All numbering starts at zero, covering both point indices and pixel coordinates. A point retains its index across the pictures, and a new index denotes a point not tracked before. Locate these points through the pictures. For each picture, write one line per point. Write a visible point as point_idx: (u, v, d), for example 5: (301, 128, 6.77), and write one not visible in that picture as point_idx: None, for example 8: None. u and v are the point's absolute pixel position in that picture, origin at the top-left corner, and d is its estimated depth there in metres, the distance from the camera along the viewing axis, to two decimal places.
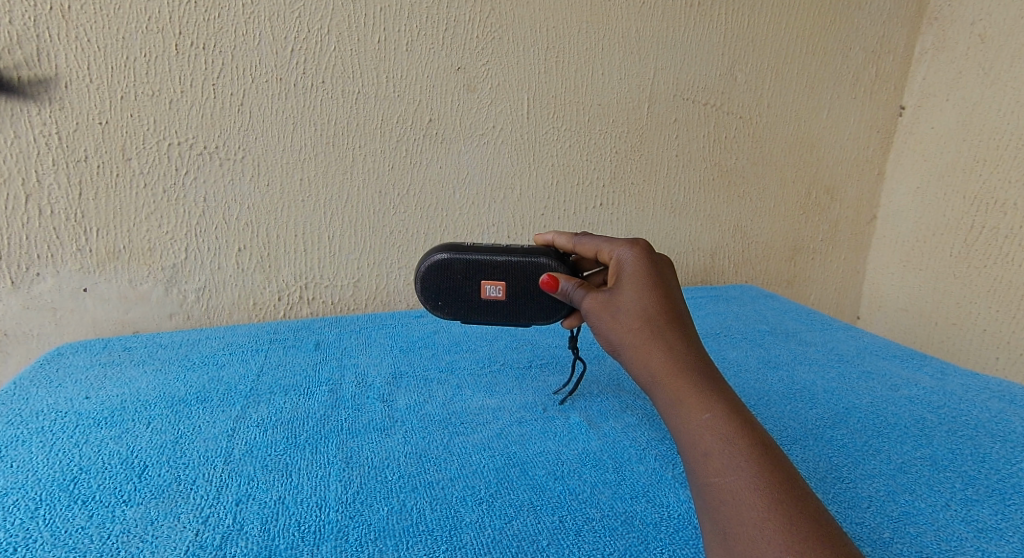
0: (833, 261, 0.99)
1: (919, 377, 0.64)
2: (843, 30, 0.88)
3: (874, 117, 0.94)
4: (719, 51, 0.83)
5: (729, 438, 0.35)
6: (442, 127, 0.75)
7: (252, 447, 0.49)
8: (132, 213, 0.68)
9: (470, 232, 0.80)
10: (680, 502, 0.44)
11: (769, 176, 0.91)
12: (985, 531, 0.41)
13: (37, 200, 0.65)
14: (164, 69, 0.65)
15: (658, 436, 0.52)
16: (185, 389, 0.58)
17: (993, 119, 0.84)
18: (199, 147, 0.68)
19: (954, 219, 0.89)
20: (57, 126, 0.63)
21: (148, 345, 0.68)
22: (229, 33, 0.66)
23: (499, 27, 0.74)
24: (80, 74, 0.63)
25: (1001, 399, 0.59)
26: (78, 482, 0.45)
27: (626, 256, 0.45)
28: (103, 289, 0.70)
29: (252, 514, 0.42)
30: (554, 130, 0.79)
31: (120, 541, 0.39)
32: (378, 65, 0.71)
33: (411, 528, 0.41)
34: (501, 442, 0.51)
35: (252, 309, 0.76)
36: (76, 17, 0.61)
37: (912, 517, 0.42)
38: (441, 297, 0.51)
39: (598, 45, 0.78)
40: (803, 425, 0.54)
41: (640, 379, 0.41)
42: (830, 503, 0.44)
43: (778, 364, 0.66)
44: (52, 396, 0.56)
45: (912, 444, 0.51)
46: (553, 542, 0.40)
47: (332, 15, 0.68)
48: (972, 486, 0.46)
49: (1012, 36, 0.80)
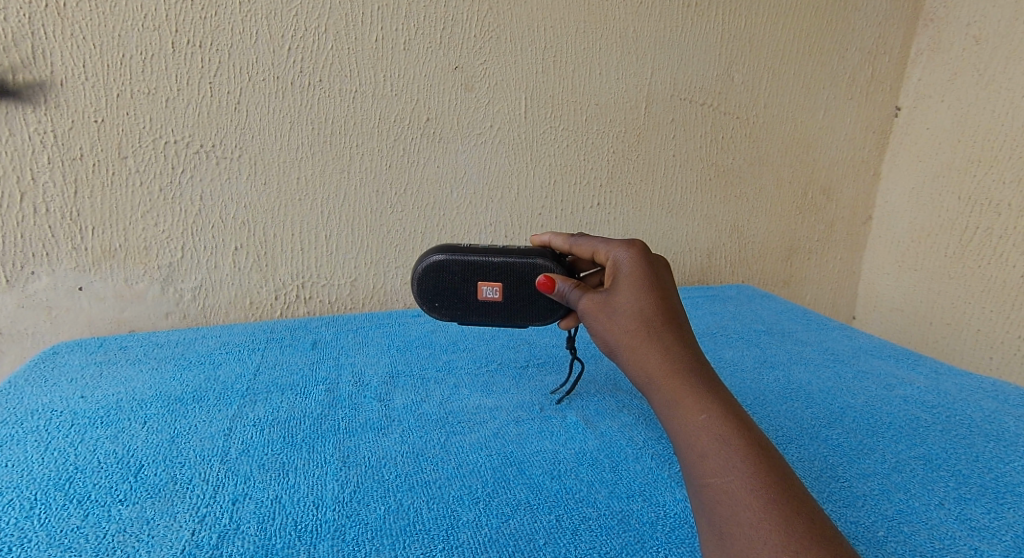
0: (829, 261, 1.00)
1: (913, 377, 0.64)
2: (840, 31, 0.89)
3: (870, 118, 0.94)
4: (716, 51, 0.83)
5: (725, 438, 0.36)
6: (439, 127, 0.75)
7: (249, 447, 0.49)
8: (128, 211, 0.68)
9: (468, 232, 0.80)
10: (676, 501, 0.44)
11: (765, 176, 0.91)
12: (978, 530, 0.41)
13: (32, 198, 0.64)
14: (160, 67, 0.65)
15: (655, 436, 0.52)
16: (181, 389, 0.58)
17: (987, 120, 0.84)
18: (195, 146, 0.68)
19: (949, 219, 0.90)
20: (52, 124, 0.63)
21: (144, 343, 0.68)
22: (226, 31, 0.66)
23: (497, 27, 0.74)
24: (75, 72, 0.63)
25: (995, 399, 0.59)
26: (74, 482, 0.44)
27: (622, 257, 0.45)
28: (98, 288, 0.70)
29: (248, 514, 0.42)
30: (552, 129, 0.79)
31: (116, 541, 0.39)
32: (375, 64, 0.71)
33: (409, 527, 0.41)
34: (498, 441, 0.51)
35: (249, 308, 0.76)
36: (71, 14, 0.61)
37: (906, 516, 0.43)
38: (438, 298, 0.51)
39: (595, 44, 0.78)
40: (799, 424, 0.54)
41: (638, 381, 0.41)
42: (825, 502, 0.44)
43: (774, 364, 0.66)
44: (46, 395, 0.56)
45: (906, 443, 0.52)
46: (550, 541, 0.40)
47: (329, 13, 0.68)
48: (966, 485, 0.46)
49: (1007, 38, 0.81)
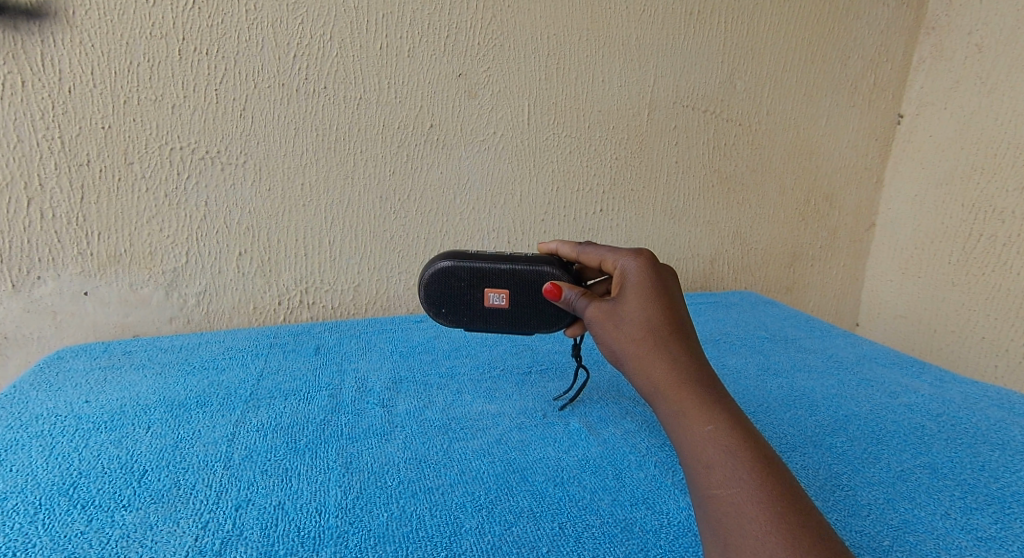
0: (832, 268, 0.99)
1: (918, 385, 0.64)
2: (843, 39, 0.89)
3: (874, 125, 0.95)
4: (719, 59, 0.84)
5: (731, 450, 0.36)
6: (443, 133, 0.76)
7: (252, 452, 0.49)
8: (133, 216, 0.68)
9: (471, 238, 0.81)
10: (679, 509, 0.44)
11: (769, 183, 0.91)
12: (985, 540, 0.41)
13: (38, 204, 0.65)
14: (167, 74, 0.66)
15: (658, 443, 0.52)
16: (185, 394, 0.58)
17: (990, 128, 0.84)
18: (201, 152, 0.69)
19: (954, 227, 0.89)
20: (60, 130, 0.64)
21: (148, 348, 0.68)
22: (232, 39, 0.66)
23: (500, 35, 0.74)
24: (83, 79, 0.63)
25: (1000, 407, 0.59)
26: (78, 486, 0.45)
27: (630, 266, 0.45)
28: (103, 293, 0.70)
29: (252, 519, 0.42)
30: (555, 136, 0.80)
31: (120, 545, 0.39)
32: (379, 71, 0.71)
33: (412, 534, 0.41)
34: (501, 447, 0.51)
35: (252, 313, 0.76)
36: (80, 22, 0.62)
37: (911, 526, 0.42)
38: (445, 304, 0.51)
39: (598, 52, 0.78)
40: (803, 432, 0.54)
41: (643, 390, 0.41)
42: (830, 511, 0.44)
43: (777, 371, 0.66)
44: (51, 399, 0.56)
45: (911, 452, 0.51)
46: (553, 549, 0.40)
47: (334, 21, 0.69)
48: (972, 494, 0.46)
49: (1009, 46, 0.81)
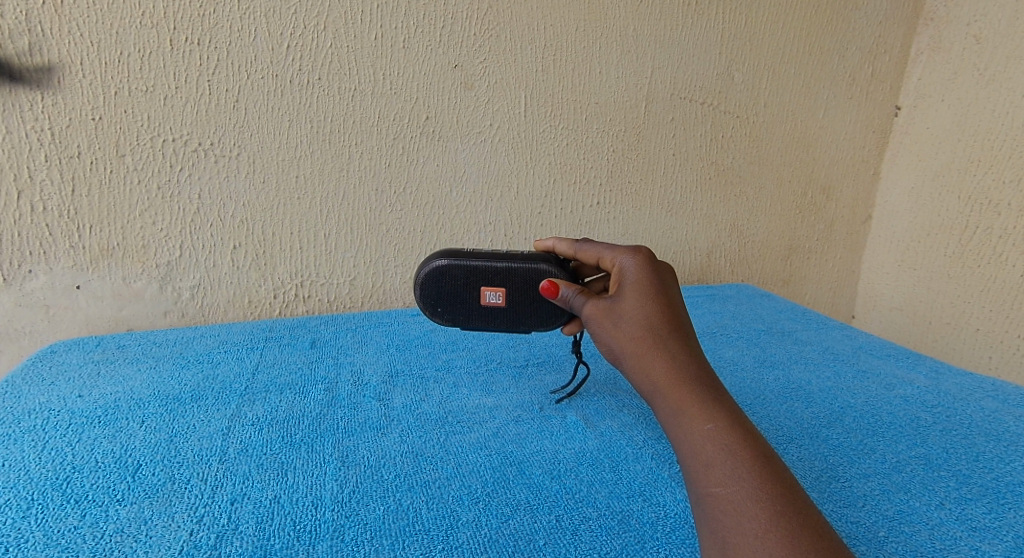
0: (828, 260, 1.00)
1: (914, 376, 0.64)
2: (841, 30, 0.88)
3: (871, 117, 0.94)
4: (717, 50, 0.83)
5: (730, 448, 0.36)
6: (439, 125, 0.75)
7: (247, 446, 0.49)
8: (126, 210, 0.68)
9: (467, 231, 0.80)
10: (676, 501, 0.44)
11: (766, 174, 0.91)
12: (978, 530, 0.41)
13: (29, 196, 0.64)
14: (158, 65, 0.65)
15: (655, 436, 0.52)
16: (179, 388, 0.58)
17: (987, 119, 0.84)
18: (193, 144, 0.68)
19: (950, 218, 0.89)
20: (50, 121, 0.63)
21: (143, 342, 0.67)
22: (225, 29, 0.65)
23: (497, 25, 0.73)
24: (74, 69, 0.62)
25: (995, 398, 0.59)
26: (71, 481, 0.44)
27: (628, 263, 0.45)
28: (96, 286, 0.69)
29: (248, 514, 0.41)
30: (552, 128, 0.79)
31: (114, 541, 0.39)
32: (374, 62, 0.71)
33: (408, 527, 0.41)
34: (498, 441, 0.51)
35: (248, 307, 0.76)
36: (68, 11, 0.61)
37: (906, 516, 0.43)
38: (440, 302, 0.51)
39: (595, 42, 0.78)
40: (799, 424, 0.54)
41: (642, 389, 0.41)
42: (825, 502, 0.44)
43: (774, 363, 0.66)
44: (44, 394, 0.56)
45: (906, 443, 0.51)
46: (550, 542, 0.40)
47: (328, 10, 0.68)
48: (967, 486, 0.46)
49: (1007, 38, 0.81)
